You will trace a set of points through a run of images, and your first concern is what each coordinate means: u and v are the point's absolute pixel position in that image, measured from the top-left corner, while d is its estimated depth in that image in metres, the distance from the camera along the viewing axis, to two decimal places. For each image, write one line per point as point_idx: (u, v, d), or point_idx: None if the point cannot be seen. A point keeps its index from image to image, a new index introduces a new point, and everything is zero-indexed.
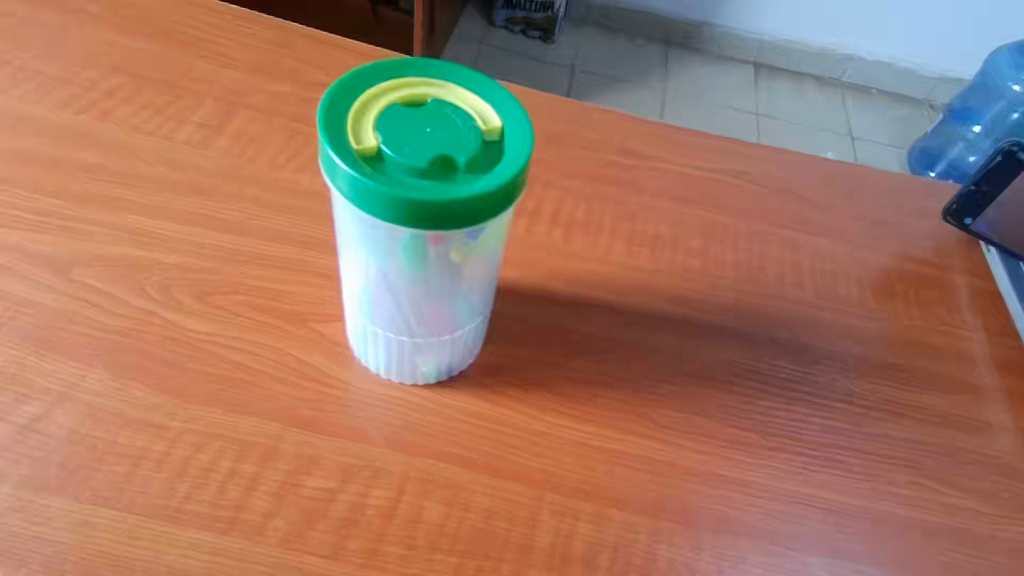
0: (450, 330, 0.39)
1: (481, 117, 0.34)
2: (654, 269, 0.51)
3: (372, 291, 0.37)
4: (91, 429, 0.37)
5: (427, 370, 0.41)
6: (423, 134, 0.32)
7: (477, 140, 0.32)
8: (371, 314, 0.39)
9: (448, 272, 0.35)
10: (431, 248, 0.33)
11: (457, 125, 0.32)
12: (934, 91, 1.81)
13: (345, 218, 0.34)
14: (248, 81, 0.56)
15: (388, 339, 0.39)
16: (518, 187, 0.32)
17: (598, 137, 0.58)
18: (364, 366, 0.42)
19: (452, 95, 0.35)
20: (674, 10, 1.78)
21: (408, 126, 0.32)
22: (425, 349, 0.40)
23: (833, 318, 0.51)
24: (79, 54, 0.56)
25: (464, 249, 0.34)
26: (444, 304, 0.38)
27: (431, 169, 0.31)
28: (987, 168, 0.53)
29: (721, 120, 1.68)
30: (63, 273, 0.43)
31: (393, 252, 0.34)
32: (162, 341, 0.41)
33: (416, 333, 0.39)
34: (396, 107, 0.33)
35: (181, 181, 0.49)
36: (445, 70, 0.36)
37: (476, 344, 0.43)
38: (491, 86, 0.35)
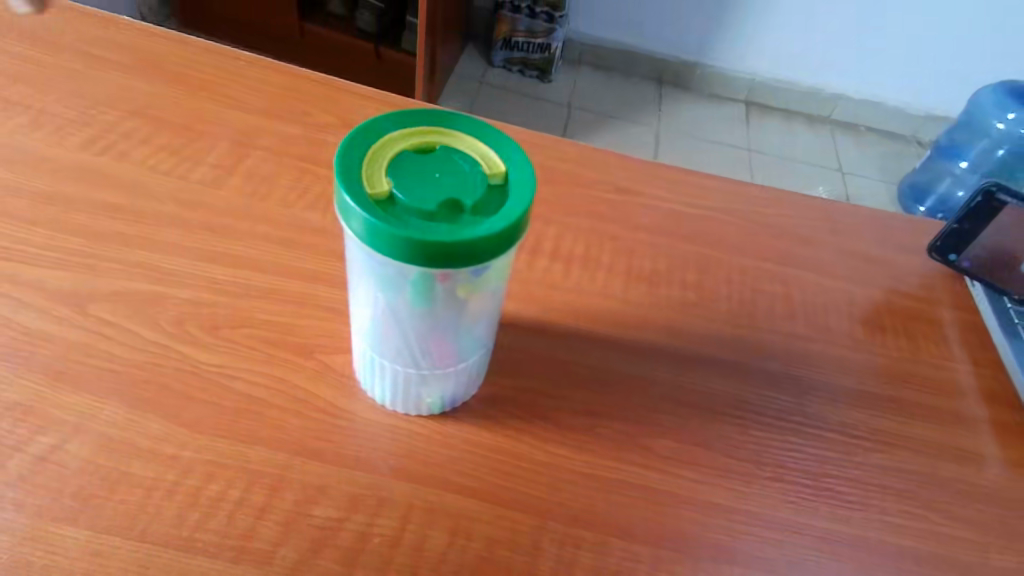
0: (454, 362, 0.41)
1: (486, 162, 0.36)
2: (650, 303, 0.52)
3: (379, 324, 0.39)
4: (105, 459, 0.38)
5: (431, 402, 0.43)
6: (432, 179, 0.34)
7: (483, 184, 0.34)
8: (379, 347, 0.40)
9: (454, 307, 0.37)
10: (437, 285, 0.35)
11: (464, 170, 0.35)
12: (922, 129, 1.86)
13: (357, 256, 0.36)
14: (260, 124, 0.59)
15: (395, 371, 0.41)
16: (521, 227, 0.34)
17: (596, 176, 0.60)
18: (372, 398, 0.43)
19: (458, 142, 0.37)
20: (667, 51, 1.84)
21: (417, 172, 0.34)
22: (430, 380, 0.41)
23: (823, 350, 0.52)
24: (98, 98, 0.58)
25: (469, 285, 0.36)
26: (450, 338, 0.39)
27: (439, 212, 0.33)
28: (970, 207, 0.55)
29: (714, 156, 1.72)
30: (80, 308, 0.44)
31: (402, 288, 0.36)
32: (175, 375, 0.42)
33: (421, 365, 0.40)
34: (406, 154, 0.35)
35: (195, 219, 0.50)
36: (452, 118, 0.38)
37: (479, 376, 0.44)
38: (495, 133, 0.37)
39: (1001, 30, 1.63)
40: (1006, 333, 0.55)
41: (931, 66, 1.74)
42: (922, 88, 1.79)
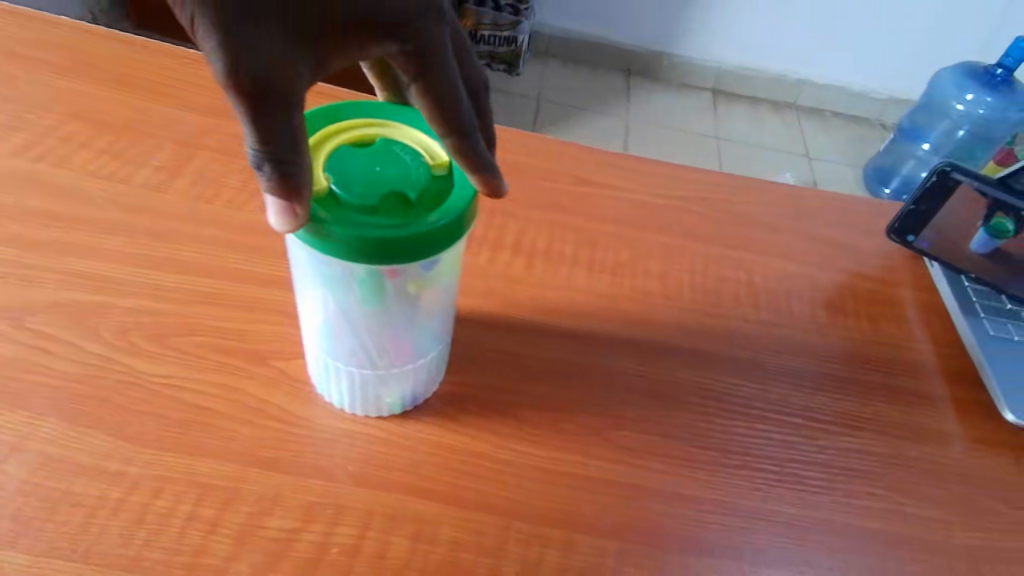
0: (412, 359, 0.40)
1: (430, 153, 0.35)
2: (614, 294, 0.52)
3: (331, 327, 0.37)
4: (44, 479, 0.36)
5: (392, 402, 0.42)
6: (373, 173, 0.32)
7: (427, 176, 0.33)
8: (332, 351, 0.39)
9: (406, 303, 0.36)
10: (388, 281, 0.34)
11: (407, 162, 0.33)
12: (884, 112, 1.89)
13: (301, 255, 0.34)
14: (208, 125, 0.57)
15: (351, 373, 0.40)
16: (468, 218, 0.33)
17: (556, 168, 0.60)
18: (329, 401, 0.42)
19: (399, 134, 0.36)
20: (632, 42, 1.85)
21: (357, 167, 0.33)
22: (389, 380, 0.40)
23: (786, 335, 0.53)
24: (35, 101, 0.56)
25: (420, 280, 0.35)
26: (405, 335, 0.38)
27: (383, 206, 0.32)
28: (924, 188, 0.55)
29: (683, 146, 1.73)
30: (17, 322, 0.42)
31: (351, 285, 0.34)
32: (118, 387, 0.40)
33: (378, 365, 0.39)
34: (344, 147, 0.34)
35: (140, 225, 0.49)
36: (390, 112, 0.37)
37: (438, 372, 0.43)
38: None
39: (956, 13, 1.66)
40: (965, 314, 0.55)
41: (890, 51, 1.77)
42: (879, 72, 1.83)
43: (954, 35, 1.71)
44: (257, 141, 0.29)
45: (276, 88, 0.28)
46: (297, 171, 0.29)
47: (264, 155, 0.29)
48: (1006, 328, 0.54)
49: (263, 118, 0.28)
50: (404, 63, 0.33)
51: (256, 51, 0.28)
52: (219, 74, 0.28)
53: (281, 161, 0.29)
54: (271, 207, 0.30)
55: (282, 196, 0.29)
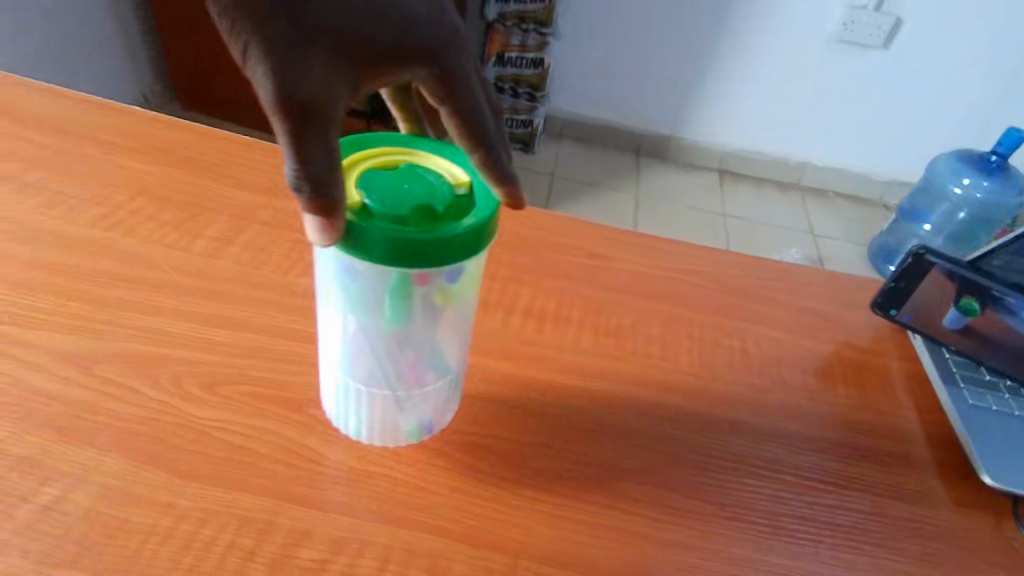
0: (430, 381, 0.45)
1: (451, 176, 0.40)
2: (617, 356, 0.57)
3: (352, 349, 0.42)
4: (105, 508, 0.41)
5: (410, 431, 0.47)
6: (402, 190, 0.38)
7: (450, 193, 0.38)
8: (352, 373, 0.44)
9: (430, 316, 0.41)
10: (416, 291, 0.39)
11: (431, 182, 0.39)
12: (885, 194, 2.10)
13: (337, 273, 0.39)
14: (259, 201, 0.65)
15: (370, 397, 0.44)
16: (489, 230, 0.38)
17: (566, 241, 0.66)
18: (348, 433, 0.47)
19: (423, 161, 0.41)
20: (643, 126, 2.08)
21: (389, 185, 0.38)
22: (406, 408, 0.45)
23: (776, 397, 0.57)
24: (110, 179, 0.64)
25: (444, 292, 0.40)
26: (422, 358, 0.43)
27: (412, 216, 0.37)
28: (903, 267, 0.60)
29: (693, 219, 1.88)
30: (86, 368, 0.48)
31: (382, 296, 0.39)
32: (173, 427, 0.45)
33: (396, 387, 0.44)
34: (374, 170, 0.39)
35: (197, 287, 0.55)
36: (413, 142, 0.43)
37: (453, 399, 0.49)
38: (455, 151, 0.42)
39: (929, 103, 1.92)
40: (945, 384, 0.59)
41: (876, 140, 2.01)
42: (866, 158, 2.06)
43: (928, 125, 1.96)
44: (293, 166, 0.33)
45: (313, 114, 0.34)
46: (328, 188, 0.33)
47: (299, 179, 0.33)
48: (984, 398, 0.58)
49: (298, 143, 0.33)
50: (432, 84, 0.41)
51: (304, 82, 0.34)
52: (267, 107, 0.34)
53: (314, 180, 0.33)
54: (311, 220, 0.34)
55: (317, 210, 0.33)
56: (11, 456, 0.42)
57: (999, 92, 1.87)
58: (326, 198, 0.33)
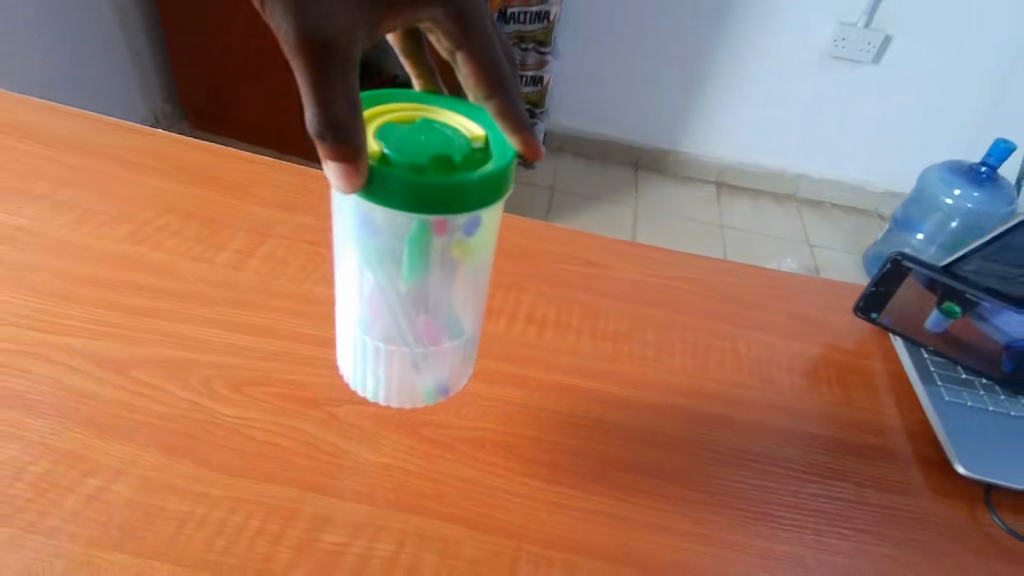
0: (446, 342, 0.45)
1: (467, 131, 0.40)
2: (614, 358, 0.60)
3: (369, 307, 0.43)
4: (144, 497, 0.44)
5: (426, 393, 0.48)
6: (419, 140, 0.37)
7: (467, 145, 0.38)
8: (369, 332, 0.44)
9: (448, 268, 0.41)
10: (434, 242, 0.39)
11: (448, 134, 0.38)
12: (880, 205, 2.15)
13: (355, 226, 0.39)
14: (276, 216, 0.69)
15: (388, 355, 0.45)
16: (507, 182, 0.38)
17: (566, 251, 0.70)
18: (366, 395, 0.50)
19: (439, 117, 0.41)
20: (641, 141, 2.13)
21: (405, 136, 0.37)
22: (424, 368, 0.46)
23: (763, 395, 0.60)
24: (136, 196, 0.68)
25: (463, 243, 0.40)
26: (440, 314, 0.43)
27: (430, 164, 0.36)
28: (881, 273, 0.64)
29: (691, 231, 1.94)
30: (121, 371, 0.52)
31: (401, 248, 0.39)
32: (203, 425, 0.49)
33: (413, 344, 0.44)
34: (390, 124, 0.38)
35: (221, 296, 0.59)
36: (428, 99, 0.42)
37: (468, 363, 0.50)
38: (471, 107, 0.42)
39: (920, 116, 1.97)
40: (923, 382, 0.62)
41: (869, 152, 2.06)
42: (859, 170, 2.11)
43: (918, 138, 2.01)
44: (314, 111, 0.32)
45: (334, 56, 0.32)
46: (350, 136, 0.33)
47: (320, 124, 0.32)
48: (960, 395, 0.61)
49: (320, 85, 0.32)
50: (448, 27, 0.39)
51: (325, 21, 0.33)
52: (288, 47, 0.33)
53: (335, 127, 0.32)
54: (332, 169, 0.34)
55: (339, 159, 0.33)
56: (56, 451, 0.46)
57: (990, 103, 1.91)
58: (348, 147, 0.33)
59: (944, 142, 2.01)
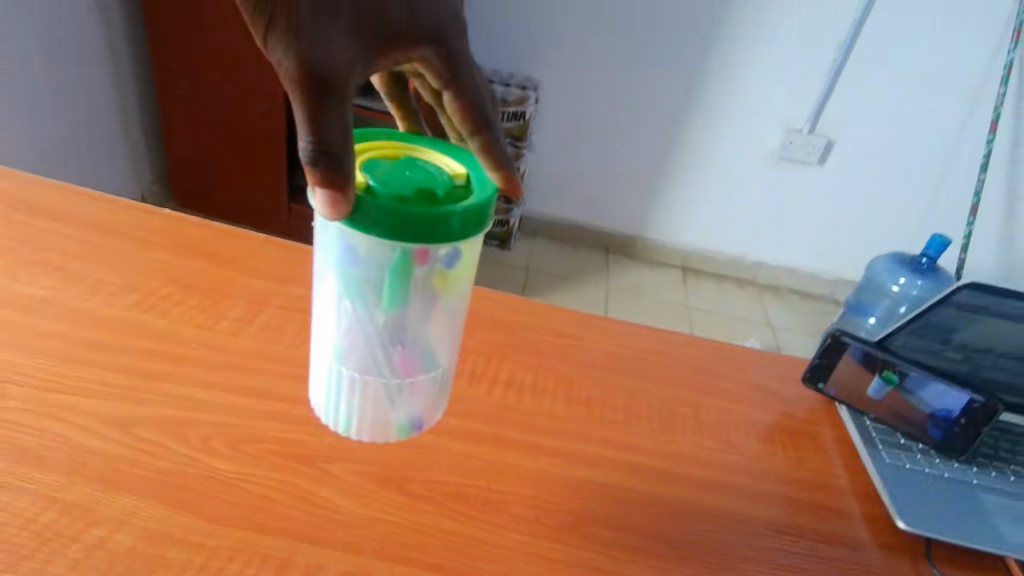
0: (421, 376, 0.46)
1: (450, 168, 0.43)
2: (587, 421, 0.66)
3: (347, 337, 0.43)
4: (145, 546, 0.47)
5: (398, 427, 0.48)
6: (405, 176, 0.40)
7: (449, 182, 0.41)
8: (345, 363, 0.45)
9: (427, 298, 0.42)
10: (416, 269, 0.40)
11: (431, 172, 0.41)
12: (836, 290, 2.29)
13: (340, 254, 0.41)
14: (274, 288, 0.74)
15: (362, 387, 0.45)
16: (487, 215, 0.41)
17: (542, 323, 0.76)
18: (337, 430, 0.49)
19: (423, 152, 0.44)
20: (612, 228, 2.26)
21: (392, 171, 0.40)
22: (398, 403, 0.46)
23: (724, 456, 0.65)
24: (142, 267, 0.73)
25: (443, 273, 0.42)
26: (416, 346, 0.44)
27: (415, 197, 0.39)
28: (822, 346, 0.72)
29: (660, 312, 2.04)
30: (126, 429, 0.55)
31: (384, 274, 0.40)
32: (202, 478, 0.52)
33: (388, 376, 0.45)
34: (377, 159, 0.41)
35: (220, 360, 0.63)
36: (412, 137, 0.45)
37: (443, 400, 0.50)
38: (453, 146, 0.44)
39: (866, 210, 2.14)
40: (867, 446, 0.68)
41: (822, 241, 2.22)
42: (815, 258, 2.26)
43: (866, 230, 2.18)
44: (306, 139, 0.34)
45: (332, 87, 0.35)
46: (338, 164, 0.35)
47: (311, 151, 0.34)
48: (899, 457, 0.67)
49: (315, 114, 0.34)
50: (439, 64, 0.41)
51: (325, 57, 0.35)
52: (288, 79, 0.35)
53: (325, 155, 0.34)
54: (318, 193, 0.35)
55: (326, 185, 0.35)
56: (62, 502, 0.49)
57: (925, 200, 2.10)
58: (336, 174, 0.35)
59: (889, 233, 2.18)
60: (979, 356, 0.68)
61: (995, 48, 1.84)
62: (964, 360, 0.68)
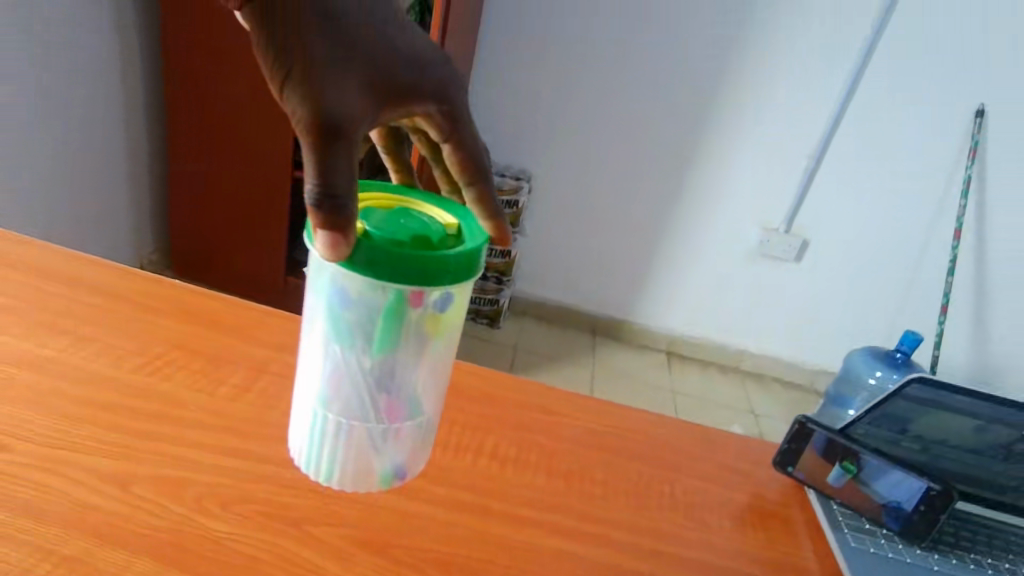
0: (405, 421, 0.49)
1: (443, 219, 0.47)
2: (566, 495, 0.68)
3: (336, 379, 0.46)
4: None
5: (381, 472, 0.51)
6: (401, 223, 0.44)
7: (442, 230, 0.45)
8: (332, 406, 0.47)
9: (418, 342, 0.46)
10: (409, 313, 0.44)
11: (426, 221, 0.46)
12: (816, 380, 2.35)
13: (335, 298, 0.44)
14: (272, 356, 0.77)
15: (348, 431, 0.48)
16: (477, 260, 0.45)
17: (526, 399, 0.80)
18: (317, 478, 0.52)
19: (418, 205, 0.48)
20: (601, 311, 2.33)
21: (389, 219, 0.44)
22: (381, 446, 0.49)
23: (697, 534, 0.68)
24: (147, 330, 0.76)
25: (434, 317, 0.45)
26: (402, 392, 0.48)
27: (410, 242, 0.43)
28: (790, 431, 0.76)
29: (644, 395, 2.07)
30: (123, 486, 0.58)
31: (378, 318, 0.44)
32: (195, 537, 0.55)
33: (374, 420, 0.47)
34: (376, 209, 0.46)
35: (218, 424, 0.66)
36: (408, 191, 0.50)
37: (424, 449, 0.53)
38: (445, 201, 0.49)
39: (843, 304, 2.23)
40: (833, 529, 0.70)
41: (803, 332, 2.29)
42: (796, 348, 2.33)
43: (844, 322, 2.26)
44: (313, 183, 0.38)
45: (338, 137, 0.39)
46: (342, 205, 0.38)
47: (317, 194, 0.38)
48: (864, 541, 0.70)
49: (322, 161, 0.38)
50: (441, 118, 0.49)
51: (333, 111, 0.40)
52: (298, 131, 0.39)
53: (330, 198, 0.38)
54: (323, 234, 0.39)
55: (330, 224, 0.38)
56: (60, 555, 0.51)
57: (899, 297, 2.20)
58: (339, 215, 0.38)
59: (867, 326, 2.26)
60: (936, 446, 0.73)
61: (955, 161, 1.99)
62: (923, 450, 0.73)
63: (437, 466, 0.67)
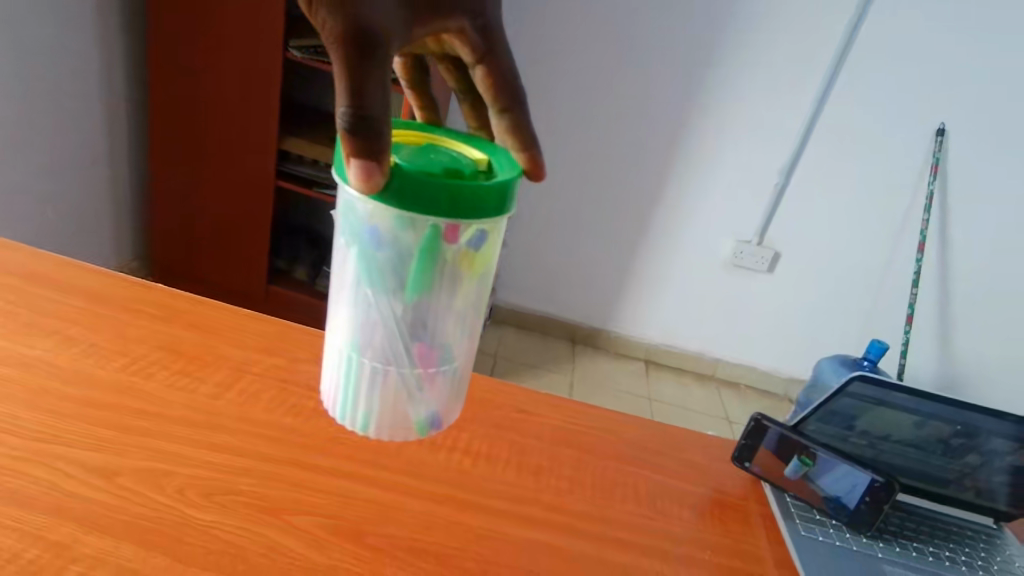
0: (439, 368, 0.51)
1: (472, 155, 0.48)
2: (535, 487, 0.72)
3: (371, 325, 0.48)
4: None
5: (417, 421, 0.52)
6: (431, 158, 0.45)
7: (473, 166, 0.46)
8: (366, 353, 0.49)
9: (451, 283, 0.47)
10: (444, 252, 0.45)
11: (455, 158, 0.47)
12: (789, 389, 2.42)
13: (366, 240, 0.45)
14: (253, 356, 0.79)
15: (383, 377, 0.49)
16: (509, 193, 0.46)
17: (500, 400, 0.83)
18: (351, 428, 0.53)
19: (445, 142, 0.49)
20: (580, 320, 2.38)
21: (418, 154, 0.45)
22: (416, 394, 0.51)
23: (659, 525, 0.72)
24: (130, 331, 0.78)
25: (469, 255, 0.47)
26: (436, 337, 0.49)
27: (442, 173, 0.44)
28: (749, 428, 0.80)
29: (620, 402, 2.13)
30: (108, 477, 0.61)
31: (412, 258, 0.45)
32: (177, 525, 0.58)
33: (408, 365, 0.49)
34: (404, 147, 0.46)
35: (200, 420, 0.69)
36: (434, 129, 0.50)
37: (456, 397, 0.55)
38: (474, 139, 0.50)
39: (814, 314, 2.30)
40: (784, 518, 0.76)
41: (776, 341, 2.36)
42: (771, 357, 2.39)
43: (815, 332, 2.33)
44: (345, 105, 0.37)
45: (370, 61, 0.37)
46: (374, 133, 0.38)
47: (350, 118, 0.37)
48: (814, 530, 0.75)
49: (353, 82, 0.37)
50: (476, 34, 0.48)
51: (367, 28, 0.38)
52: (329, 45, 0.38)
53: (362, 125, 0.37)
54: (354, 162, 0.38)
55: (361, 154, 0.38)
56: (48, 540, 0.55)
57: (866, 310, 2.28)
58: (370, 143, 0.38)
59: (838, 335, 2.33)
60: (880, 442, 0.78)
61: (918, 178, 2.07)
62: (869, 446, 0.79)
63: (412, 462, 0.70)
